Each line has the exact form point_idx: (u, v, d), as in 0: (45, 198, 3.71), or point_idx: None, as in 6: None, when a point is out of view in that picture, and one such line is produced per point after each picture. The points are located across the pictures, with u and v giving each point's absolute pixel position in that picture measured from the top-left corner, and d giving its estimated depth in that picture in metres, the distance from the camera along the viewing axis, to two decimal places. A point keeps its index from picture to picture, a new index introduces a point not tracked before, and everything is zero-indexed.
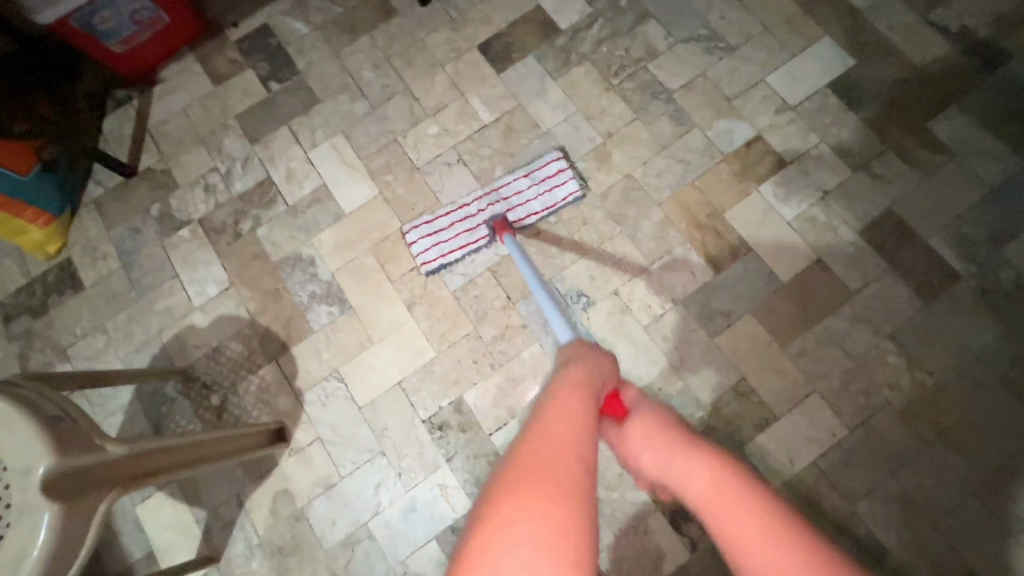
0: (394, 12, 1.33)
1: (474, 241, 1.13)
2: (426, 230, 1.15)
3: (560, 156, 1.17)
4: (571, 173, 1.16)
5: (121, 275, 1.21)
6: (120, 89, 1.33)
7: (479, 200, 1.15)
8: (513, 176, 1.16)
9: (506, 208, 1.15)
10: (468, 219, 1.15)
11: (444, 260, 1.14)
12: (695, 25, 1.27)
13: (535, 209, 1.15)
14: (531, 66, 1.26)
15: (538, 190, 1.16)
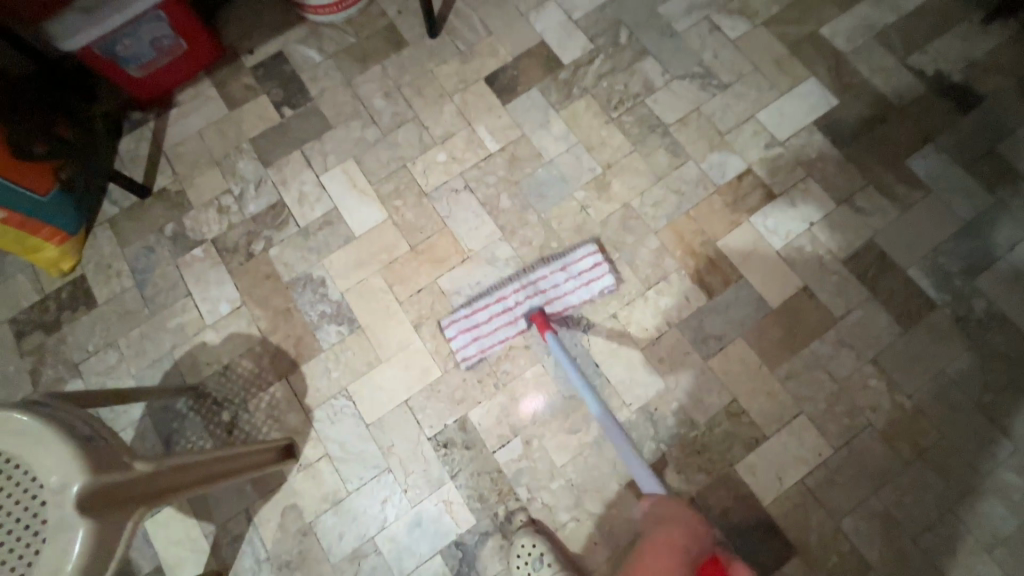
0: (404, 44, 1.39)
1: (511, 336, 1.14)
2: (464, 324, 1.13)
3: (594, 249, 1.16)
4: (607, 266, 1.15)
5: (135, 293, 1.24)
6: (137, 111, 1.37)
7: (517, 293, 1.14)
8: (550, 269, 1.15)
9: (544, 301, 1.14)
10: (506, 313, 1.14)
11: (483, 355, 1.14)
12: (690, 63, 1.34)
13: (572, 303, 1.16)
14: (535, 99, 1.33)
15: (575, 284, 1.15)
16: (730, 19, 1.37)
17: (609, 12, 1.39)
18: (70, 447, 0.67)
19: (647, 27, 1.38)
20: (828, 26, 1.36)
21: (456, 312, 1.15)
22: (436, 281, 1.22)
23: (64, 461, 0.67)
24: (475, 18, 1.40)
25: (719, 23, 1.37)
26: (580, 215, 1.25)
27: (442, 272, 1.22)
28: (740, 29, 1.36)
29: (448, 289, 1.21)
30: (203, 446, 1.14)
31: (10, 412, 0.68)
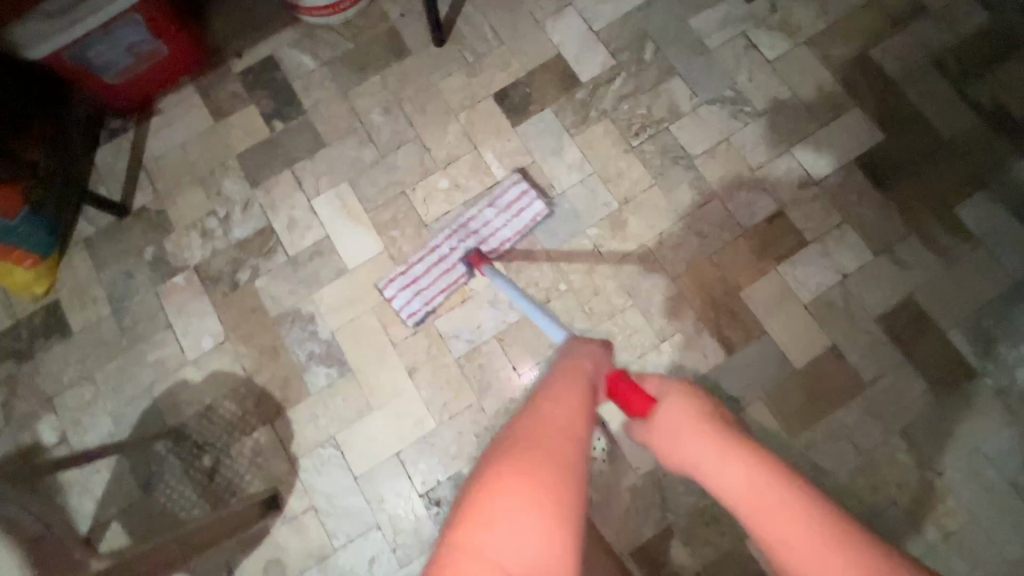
0: (407, 52, 1.26)
1: (453, 282, 1.10)
2: (403, 282, 1.11)
3: (519, 179, 1.15)
4: (535, 192, 1.14)
5: (113, 322, 1.16)
6: (115, 119, 1.27)
7: (449, 239, 1.12)
8: (477, 209, 1.13)
9: (479, 241, 1.12)
10: (442, 261, 1.11)
11: (428, 308, 1.11)
12: (722, 86, 1.21)
13: (508, 236, 1.13)
14: (548, 121, 1.21)
15: (505, 218, 1.13)
16: (769, 36, 1.23)
17: (634, 23, 1.25)
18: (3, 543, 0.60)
19: (677, 43, 1.24)
20: (879, 47, 1.21)
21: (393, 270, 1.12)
22: (434, 322, 1.13)
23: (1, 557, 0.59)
24: (485, 25, 1.27)
25: (757, 41, 1.23)
26: (592, 255, 1.15)
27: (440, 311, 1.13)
28: (779, 48, 1.23)
29: (446, 331, 1.12)
30: (182, 491, 1.08)
31: None
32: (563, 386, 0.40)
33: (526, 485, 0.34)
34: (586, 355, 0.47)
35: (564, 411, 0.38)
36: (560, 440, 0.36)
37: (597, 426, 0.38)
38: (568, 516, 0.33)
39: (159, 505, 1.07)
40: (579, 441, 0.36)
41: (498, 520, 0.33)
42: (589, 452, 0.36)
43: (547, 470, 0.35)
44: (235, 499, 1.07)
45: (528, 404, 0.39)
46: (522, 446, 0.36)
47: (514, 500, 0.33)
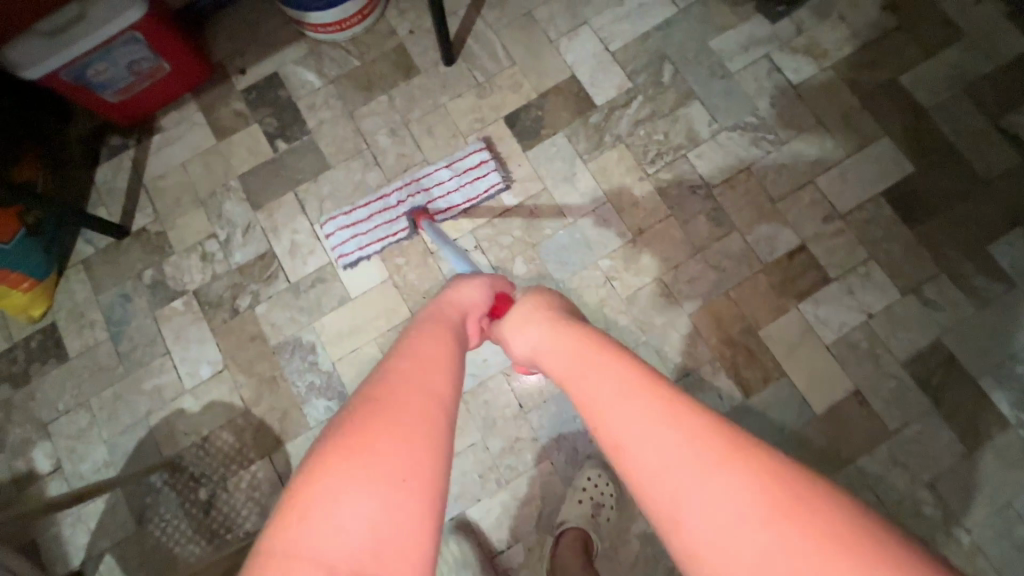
0: (415, 71, 1.22)
1: (391, 233, 1.12)
2: (344, 222, 1.12)
3: (483, 147, 1.15)
4: (494, 163, 1.14)
5: (110, 347, 1.13)
6: (115, 136, 1.23)
7: (400, 191, 1.14)
8: (434, 167, 1.15)
9: (427, 200, 1.13)
10: (388, 211, 1.13)
11: (362, 253, 1.12)
12: (742, 111, 1.16)
13: (457, 201, 1.14)
14: (561, 146, 1.17)
15: (459, 182, 1.14)
16: (793, 59, 1.18)
17: (652, 44, 1.21)
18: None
19: (696, 65, 1.19)
20: (911, 72, 1.15)
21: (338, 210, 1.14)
22: None
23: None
24: (496, 43, 1.22)
25: (781, 64, 1.18)
26: (603, 287, 1.10)
27: None
28: (803, 72, 1.17)
29: None
30: (177, 524, 1.05)
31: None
32: (416, 339, 0.51)
33: (353, 450, 0.39)
34: (444, 318, 0.57)
35: (401, 365, 0.46)
36: (394, 391, 0.43)
37: (434, 367, 0.47)
38: (396, 460, 0.39)
39: (153, 539, 1.04)
40: (414, 381, 0.45)
41: (314, 505, 0.37)
42: (425, 389, 0.45)
43: (388, 416, 0.41)
44: (230, 535, 1.04)
45: (369, 372, 0.46)
46: (350, 416, 0.41)
47: (343, 463, 0.39)
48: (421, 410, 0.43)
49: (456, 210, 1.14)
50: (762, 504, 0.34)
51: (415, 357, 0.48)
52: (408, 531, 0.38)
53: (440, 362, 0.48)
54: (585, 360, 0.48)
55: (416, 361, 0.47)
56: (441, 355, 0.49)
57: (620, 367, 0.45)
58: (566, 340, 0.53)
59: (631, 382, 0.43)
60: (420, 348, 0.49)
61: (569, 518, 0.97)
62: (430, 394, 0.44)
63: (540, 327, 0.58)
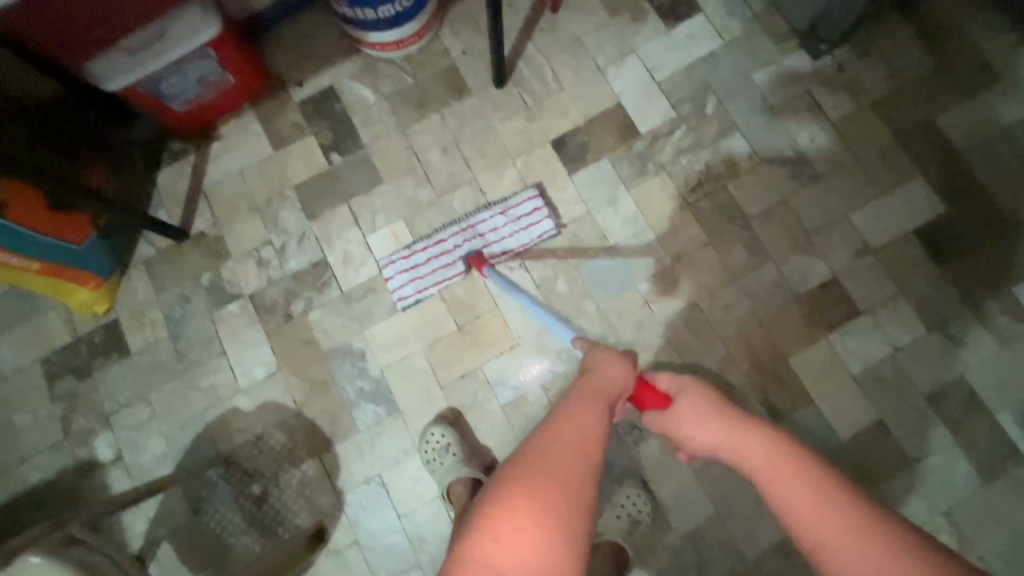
0: (467, 91, 1.27)
1: (449, 277, 1.16)
2: (403, 266, 1.17)
3: (536, 194, 1.19)
4: (546, 210, 1.18)
5: (169, 345, 1.19)
6: (177, 141, 1.28)
7: (456, 236, 1.17)
8: (489, 214, 1.18)
9: (482, 245, 1.17)
10: (445, 255, 1.17)
11: (419, 296, 1.17)
12: (782, 145, 1.21)
13: (511, 246, 1.18)
14: (605, 170, 1.22)
15: (513, 228, 1.18)
16: (833, 96, 1.22)
17: (697, 75, 1.25)
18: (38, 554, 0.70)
19: (738, 97, 1.24)
20: (947, 115, 1.19)
21: (397, 253, 1.18)
22: (481, 367, 1.15)
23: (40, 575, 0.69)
24: (547, 67, 1.27)
25: (821, 100, 1.22)
26: (643, 310, 1.16)
27: (488, 356, 1.15)
28: (843, 110, 1.21)
29: (492, 377, 1.14)
30: (231, 516, 1.11)
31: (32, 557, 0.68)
32: (573, 410, 0.64)
33: (532, 494, 0.55)
34: (606, 380, 0.72)
35: (568, 433, 0.60)
36: (559, 455, 0.58)
37: (593, 441, 0.61)
38: (562, 514, 0.54)
39: (208, 529, 1.11)
40: (580, 446, 0.60)
41: (504, 533, 0.53)
42: (587, 458, 0.59)
43: (562, 480, 0.56)
44: (281, 529, 1.10)
45: (548, 437, 0.61)
46: (537, 476, 0.56)
47: (530, 508, 0.54)
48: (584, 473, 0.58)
49: (509, 255, 1.18)
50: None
51: (579, 424, 0.62)
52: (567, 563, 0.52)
53: (592, 433, 0.62)
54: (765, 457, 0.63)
55: (579, 428, 0.62)
56: (595, 424, 0.63)
57: (798, 483, 0.59)
58: (747, 447, 0.66)
59: (815, 500, 0.57)
60: (584, 416, 0.64)
61: (607, 531, 1.02)
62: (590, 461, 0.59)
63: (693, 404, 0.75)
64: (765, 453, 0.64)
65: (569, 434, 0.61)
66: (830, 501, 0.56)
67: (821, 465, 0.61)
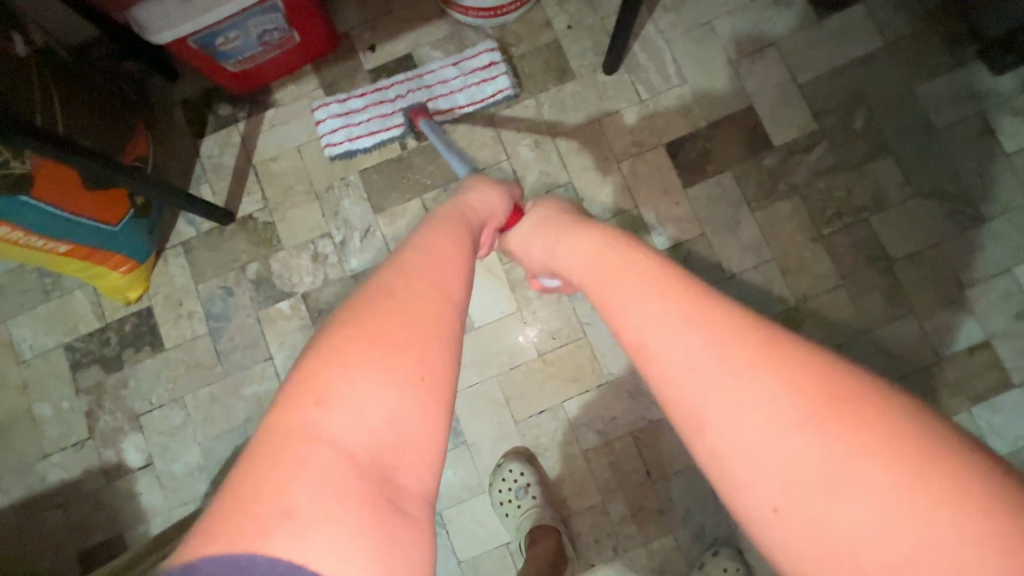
0: (570, 76, 1.07)
1: (387, 127, 1.05)
2: (337, 110, 1.06)
3: (495, 48, 1.07)
4: (504, 66, 1.06)
5: (208, 344, 1.05)
6: (225, 104, 1.10)
7: (399, 85, 1.07)
8: (440, 64, 1.07)
9: (428, 97, 1.06)
10: (385, 105, 1.06)
11: (350, 145, 1.06)
12: (941, 176, 1.02)
13: (460, 103, 1.06)
14: (726, 187, 1.03)
15: (463, 82, 1.06)
16: (1013, 122, 1.01)
17: (847, 80, 1.05)
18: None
19: (894, 112, 1.03)
20: None
21: (332, 97, 1.08)
22: (562, 404, 1.01)
23: None
24: (667, 56, 1.07)
25: (997, 125, 1.02)
26: None
27: (571, 391, 1.01)
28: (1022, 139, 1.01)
29: (574, 417, 1.00)
30: None
31: None
32: (424, 243, 0.50)
33: (372, 342, 0.39)
34: (462, 216, 0.61)
35: (416, 263, 0.46)
36: (402, 288, 0.43)
37: (447, 269, 0.47)
38: (412, 355, 0.40)
39: None
40: (425, 277, 0.45)
41: (332, 392, 0.37)
42: (443, 289, 0.45)
43: (396, 313, 0.41)
44: None
45: (385, 267, 0.46)
46: (362, 316, 0.41)
47: (356, 355, 0.38)
48: (431, 305, 0.43)
49: (457, 114, 1.06)
50: (798, 405, 0.34)
51: (428, 252, 0.49)
52: (418, 413, 0.38)
53: (450, 260, 0.49)
54: (618, 267, 0.48)
55: (429, 255, 0.48)
56: (450, 253, 0.50)
57: (675, 300, 0.42)
58: (586, 254, 0.54)
59: (671, 306, 0.41)
60: (435, 245, 0.50)
61: None
62: (439, 287, 0.45)
63: (553, 230, 0.63)
64: (616, 270, 0.48)
65: (414, 260, 0.47)
66: (713, 309, 0.40)
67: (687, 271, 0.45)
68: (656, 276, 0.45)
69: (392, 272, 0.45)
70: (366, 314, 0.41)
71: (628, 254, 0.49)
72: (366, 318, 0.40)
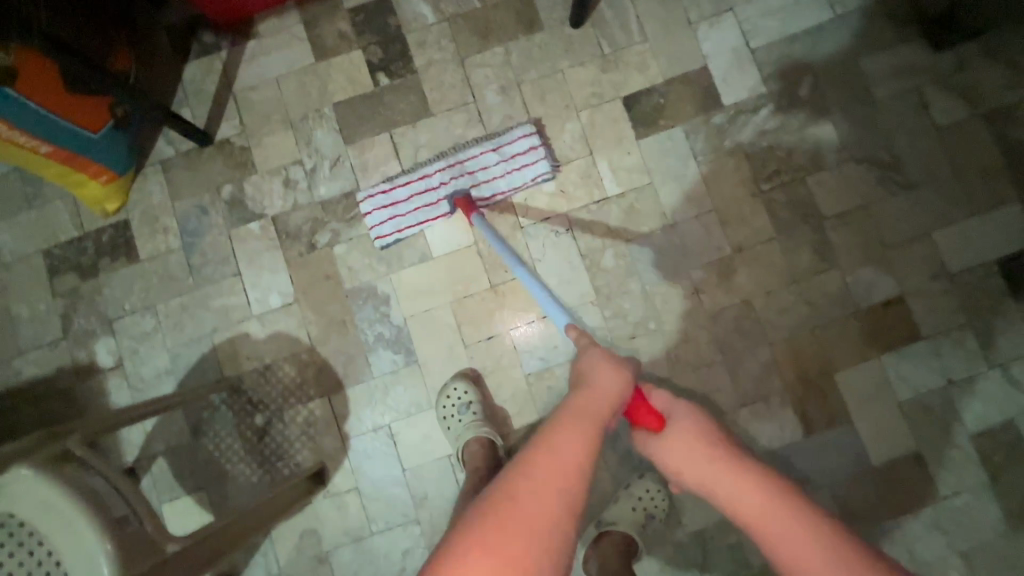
0: (538, 27, 1.13)
1: (433, 216, 1.06)
2: (382, 201, 1.06)
3: (533, 132, 1.06)
4: (543, 150, 1.06)
5: (181, 258, 1.11)
6: (209, 33, 1.15)
7: (442, 172, 1.05)
8: (480, 149, 1.06)
9: (471, 184, 1.06)
10: (429, 193, 1.05)
11: (399, 236, 1.07)
12: (876, 144, 1.09)
13: (501, 187, 1.07)
14: (677, 141, 1.10)
15: (506, 168, 1.06)
16: (945, 98, 1.09)
17: (799, 50, 1.11)
18: (29, 465, 0.62)
19: (839, 82, 1.11)
20: None
21: (376, 186, 1.07)
22: (510, 333, 1.08)
23: (31, 489, 0.61)
24: (631, 15, 1.13)
25: (929, 100, 1.09)
26: (691, 300, 1.08)
27: (519, 322, 1.08)
28: (952, 114, 1.09)
29: (520, 345, 1.08)
30: (230, 444, 1.07)
31: (23, 468, 0.61)
32: (556, 440, 0.58)
33: (494, 549, 0.50)
34: (593, 396, 0.64)
35: (543, 471, 0.55)
36: (531, 502, 0.53)
37: (570, 489, 0.54)
38: (533, 570, 0.49)
39: (206, 453, 1.07)
40: (549, 493, 0.53)
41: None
42: (558, 505, 0.53)
43: (523, 536, 0.51)
44: (281, 464, 1.06)
45: (517, 465, 0.56)
46: (494, 523, 0.51)
47: (478, 564, 0.49)
48: (549, 524, 0.52)
49: (497, 197, 1.08)
50: None
51: (556, 457, 0.56)
52: None
53: (576, 461, 0.56)
54: (767, 506, 0.60)
55: (554, 460, 0.56)
56: (580, 462, 0.56)
57: (817, 546, 0.55)
58: (736, 485, 0.62)
59: (827, 554, 0.55)
60: (557, 450, 0.56)
61: (618, 521, 0.98)
62: (563, 514, 0.53)
63: (697, 440, 0.68)
64: (776, 503, 0.60)
65: (541, 464, 0.55)
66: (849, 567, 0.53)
67: (818, 517, 0.58)
68: (801, 522, 0.58)
69: (522, 482, 0.54)
70: (496, 523, 0.51)
71: (779, 493, 0.61)
72: (500, 531, 0.51)
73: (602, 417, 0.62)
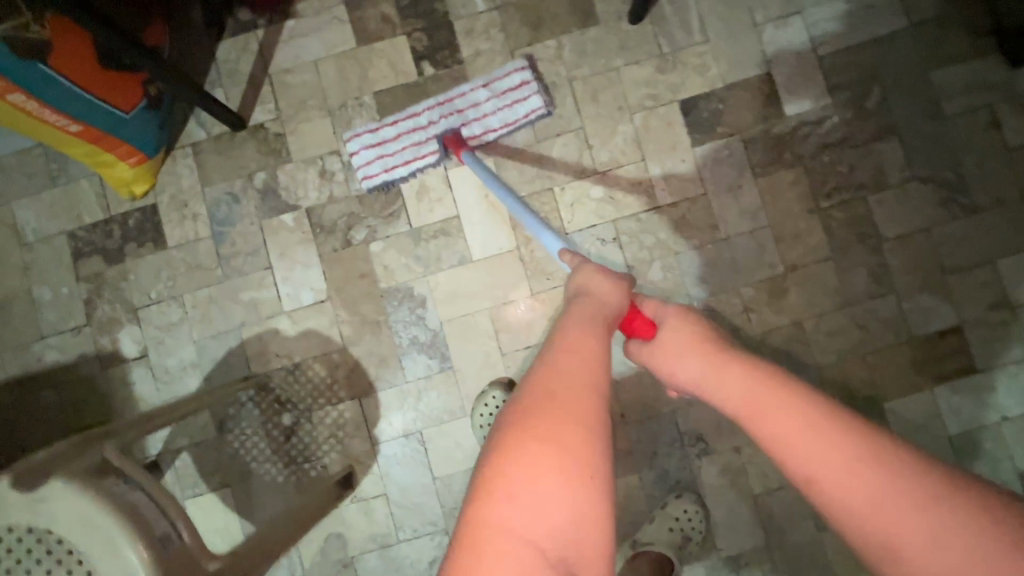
0: (593, 20, 1.06)
1: (422, 155, 1.02)
2: (370, 140, 1.04)
3: (525, 67, 1.04)
4: (535, 84, 1.03)
5: (210, 247, 1.07)
6: (246, 10, 1.09)
7: (431, 110, 1.03)
8: (470, 86, 1.04)
9: (461, 122, 1.03)
10: (418, 131, 1.03)
11: (387, 176, 1.03)
12: (943, 163, 1.04)
13: (493, 125, 1.03)
14: (734, 150, 1.05)
15: (496, 104, 1.03)
16: (1019, 117, 1.03)
17: (868, 58, 1.05)
18: (66, 476, 0.58)
19: (908, 95, 1.05)
20: None
21: (363, 126, 1.05)
22: None
23: (67, 502, 0.58)
24: (693, 13, 1.06)
25: (1002, 118, 1.03)
26: (739, 318, 1.04)
27: None
28: None
29: None
30: (256, 442, 1.04)
31: (60, 480, 0.58)
32: (569, 337, 0.51)
33: (527, 453, 0.43)
34: (589, 302, 0.58)
35: (563, 364, 0.48)
36: (559, 398, 0.45)
37: (593, 377, 0.47)
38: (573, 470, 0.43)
39: (231, 450, 1.04)
40: (573, 385, 0.46)
41: (515, 494, 0.42)
42: (583, 395, 0.46)
43: (552, 429, 0.44)
44: (308, 466, 1.04)
45: (535, 366, 0.49)
46: (523, 422, 0.44)
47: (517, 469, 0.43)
48: (577, 416, 0.44)
49: (490, 136, 1.04)
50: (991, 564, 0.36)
51: (571, 351, 0.49)
52: (596, 530, 0.42)
53: (594, 355, 0.49)
54: (772, 396, 0.47)
55: (571, 354, 0.49)
56: (596, 354, 0.49)
57: (838, 441, 0.43)
58: (735, 376, 0.50)
59: (850, 449, 0.42)
60: (571, 346, 0.50)
61: (655, 542, 0.96)
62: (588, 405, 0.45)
63: (688, 338, 0.57)
64: (777, 392, 0.47)
65: (560, 360, 0.48)
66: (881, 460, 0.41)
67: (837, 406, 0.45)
68: (816, 413, 0.45)
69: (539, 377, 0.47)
70: (528, 419, 0.44)
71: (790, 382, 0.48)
72: (530, 429, 0.44)
73: (608, 321, 0.56)
